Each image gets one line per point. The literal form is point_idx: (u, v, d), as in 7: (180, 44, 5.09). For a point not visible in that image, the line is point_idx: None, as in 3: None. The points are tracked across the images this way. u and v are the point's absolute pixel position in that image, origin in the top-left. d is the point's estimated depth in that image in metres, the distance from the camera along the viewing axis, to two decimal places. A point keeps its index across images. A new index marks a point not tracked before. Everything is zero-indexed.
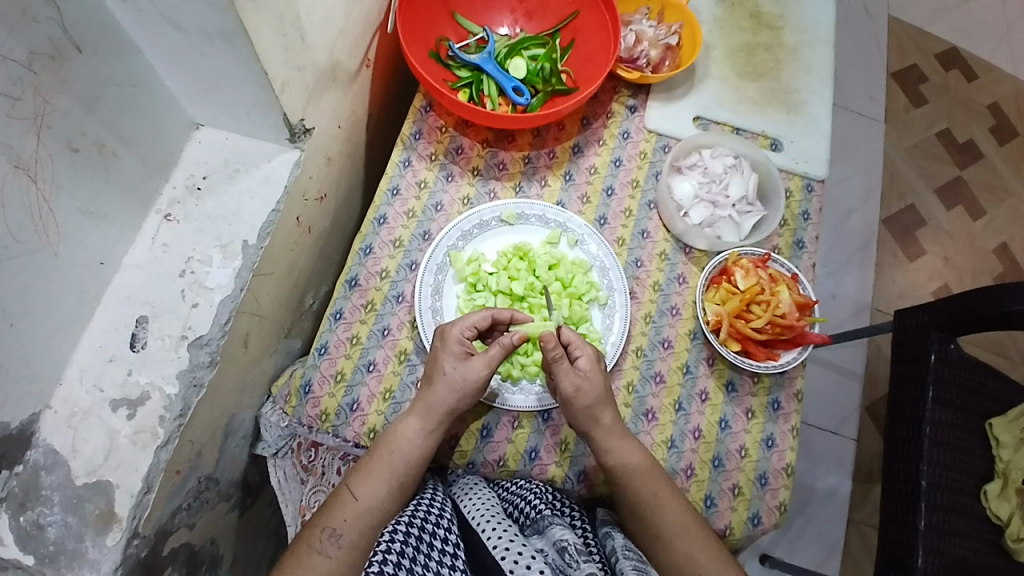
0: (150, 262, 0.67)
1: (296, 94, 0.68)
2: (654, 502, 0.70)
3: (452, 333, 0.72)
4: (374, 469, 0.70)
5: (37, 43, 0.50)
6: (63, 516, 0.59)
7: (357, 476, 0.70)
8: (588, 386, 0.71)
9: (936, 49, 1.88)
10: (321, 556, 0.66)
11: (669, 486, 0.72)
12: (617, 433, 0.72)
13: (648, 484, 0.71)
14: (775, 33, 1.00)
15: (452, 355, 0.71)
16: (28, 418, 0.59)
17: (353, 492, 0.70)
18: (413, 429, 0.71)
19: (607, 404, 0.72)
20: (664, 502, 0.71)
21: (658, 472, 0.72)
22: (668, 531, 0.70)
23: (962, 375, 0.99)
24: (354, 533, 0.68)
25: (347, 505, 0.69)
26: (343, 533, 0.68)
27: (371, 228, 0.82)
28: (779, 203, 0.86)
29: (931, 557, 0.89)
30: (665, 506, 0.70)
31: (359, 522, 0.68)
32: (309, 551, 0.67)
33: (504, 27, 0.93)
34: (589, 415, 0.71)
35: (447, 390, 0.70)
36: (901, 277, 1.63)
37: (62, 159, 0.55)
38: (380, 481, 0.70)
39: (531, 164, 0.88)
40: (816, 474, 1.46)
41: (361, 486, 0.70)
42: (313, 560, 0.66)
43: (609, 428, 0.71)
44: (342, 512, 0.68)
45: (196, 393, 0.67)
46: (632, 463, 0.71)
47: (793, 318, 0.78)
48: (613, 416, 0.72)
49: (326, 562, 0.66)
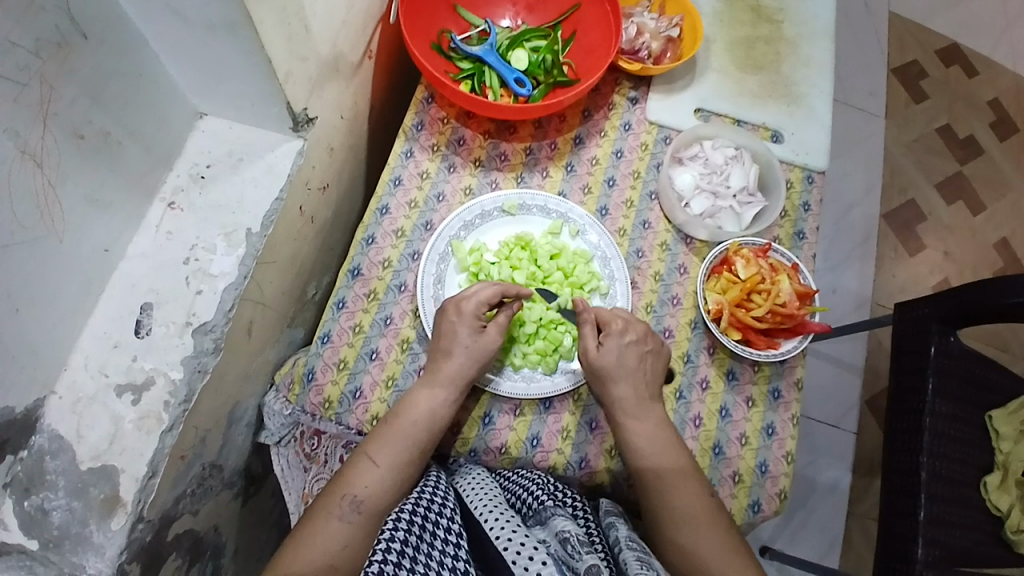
0: (155, 250, 0.68)
1: (299, 84, 0.69)
2: (675, 486, 0.70)
3: (464, 305, 0.73)
4: (391, 436, 0.70)
5: (44, 31, 0.50)
6: (68, 501, 0.60)
7: (376, 443, 0.70)
8: (605, 356, 0.74)
9: (936, 45, 1.88)
10: (340, 522, 0.66)
11: (685, 475, 0.71)
12: (636, 412, 0.73)
13: (663, 471, 0.71)
14: (775, 26, 1.01)
15: (466, 325, 0.73)
16: (33, 404, 0.59)
17: (372, 459, 0.70)
18: (427, 396, 0.71)
19: (628, 381, 0.73)
20: (677, 489, 0.70)
21: (675, 459, 0.72)
22: (680, 520, 0.69)
23: (962, 366, 1.00)
24: (372, 501, 0.68)
25: (367, 472, 0.69)
26: (363, 500, 0.68)
27: (374, 218, 0.83)
28: (779, 194, 0.86)
29: (931, 547, 0.90)
30: (678, 495, 0.70)
31: (378, 491, 0.69)
32: (326, 517, 0.66)
33: (506, 20, 0.94)
34: (602, 380, 0.74)
35: (463, 357, 0.72)
36: (901, 271, 1.64)
37: (68, 147, 0.56)
38: (399, 447, 0.70)
39: (532, 155, 0.88)
40: (817, 467, 1.47)
41: (379, 453, 0.70)
42: (331, 525, 0.66)
43: (631, 399, 0.73)
44: (364, 478, 0.69)
45: (200, 379, 0.67)
46: (659, 444, 0.72)
47: (794, 308, 0.78)
48: (635, 392, 0.73)
49: (344, 527, 0.66)
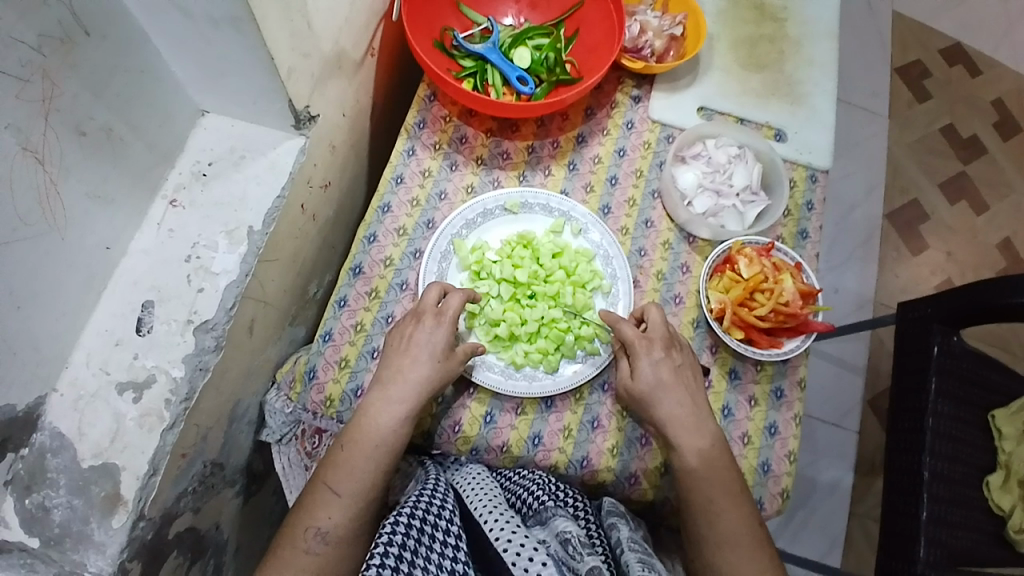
0: (157, 247, 0.68)
1: (302, 81, 0.69)
2: (723, 506, 0.70)
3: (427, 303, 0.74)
4: (349, 461, 0.69)
5: (46, 26, 0.50)
6: (68, 499, 0.60)
7: (333, 472, 0.69)
8: (645, 374, 0.73)
9: (940, 44, 1.87)
10: (308, 555, 0.66)
11: (733, 495, 0.71)
12: (686, 428, 0.73)
13: (707, 490, 0.71)
14: (779, 25, 1.00)
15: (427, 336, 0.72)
16: (34, 401, 0.59)
17: (333, 489, 0.68)
18: (386, 416, 0.70)
19: (670, 394, 0.73)
20: (720, 510, 0.70)
21: (723, 477, 0.71)
22: (718, 537, 0.70)
23: (964, 366, 0.99)
24: (339, 529, 0.67)
25: (329, 503, 0.68)
26: (328, 530, 0.67)
27: (376, 216, 0.83)
28: (782, 192, 0.86)
29: (933, 547, 0.90)
30: (720, 515, 0.70)
31: (343, 520, 0.68)
32: (294, 550, 0.66)
33: (509, 18, 0.93)
34: (648, 400, 0.73)
35: (416, 367, 0.71)
36: (904, 271, 1.64)
37: (70, 143, 0.56)
38: (359, 472, 0.69)
39: (535, 154, 0.88)
40: (819, 467, 1.47)
41: (338, 482, 0.68)
42: (297, 559, 0.66)
43: (682, 416, 0.73)
44: (326, 510, 0.68)
45: (201, 377, 0.67)
46: (714, 460, 0.72)
47: (797, 307, 0.78)
48: (681, 406, 0.73)
49: (314, 560, 0.66)
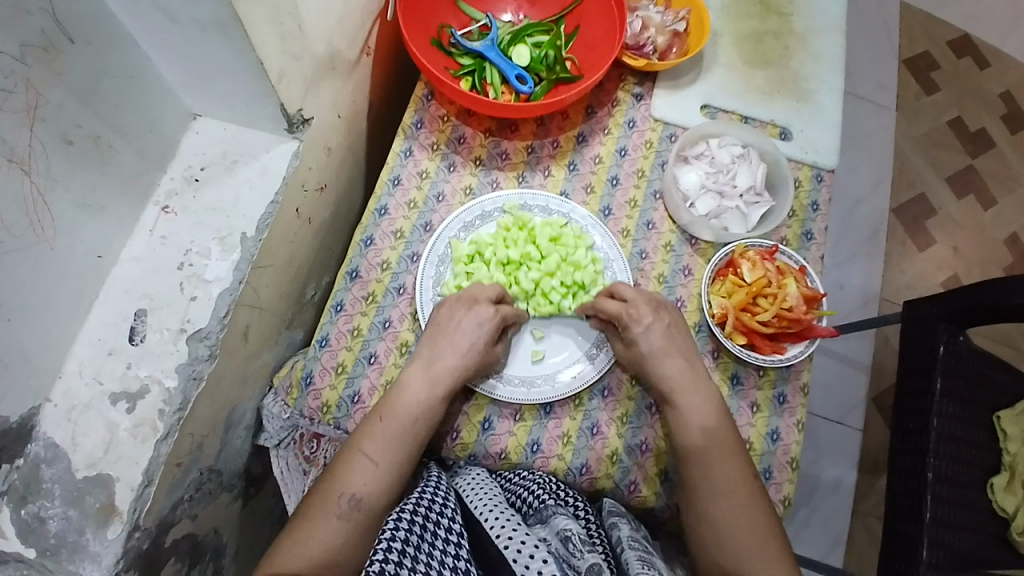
0: (149, 254, 0.67)
1: (294, 83, 0.67)
2: (702, 415, 0.71)
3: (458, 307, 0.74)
4: (386, 430, 0.68)
5: (27, 35, 0.49)
6: (63, 510, 0.59)
7: (369, 437, 0.68)
8: (635, 347, 0.74)
9: (948, 36, 1.83)
10: (338, 520, 0.64)
11: (713, 406, 0.73)
12: (662, 348, 0.74)
13: (687, 396, 0.72)
14: (784, 19, 0.98)
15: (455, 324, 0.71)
16: (28, 412, 0.59)
17: (371, 457, 0.67)
18: (437, 405, 0.70)
19: (653, 333, 0.74)
20: (702, 415, 0.71)
21: (702, 389, 0.73)
22: (700, 442, 0.70)
23: (969, 367, 0.98)
24: (373, 496, 0.66)
25: (366, 470, 0.67)
26: (362, 497, 0.66)
27: (372, 219, 0.81)
28: (788, 192, 0.84)
29: (936, 549, 0.89)
30: (701, 420, 0.71)
31: (378, 490, 0.66)
32: (326, 514, 0.64)
33: (507, 14, 0.92)
34: (636, 359, 0.75)
35: (450, 343, 0.72)
36: (910, 267, 1.61)
37: (57, 152, 0.54)
38: (394, 439, 0.68)
39: (534, 154, 0.87)
40: (822, 466, 1.46)
41: (372, 448, 0.68)
42: (328, 522, 0.64)
43: (658, 346, 0.73)
44: (362, 477, 0.66)
45: (195, 387, 0.66)
46: (690, 375, 0.73)
47: (801, 312, 0.76)
48: (661, 335, 0.74)
49: (343, 525, 0.64)
